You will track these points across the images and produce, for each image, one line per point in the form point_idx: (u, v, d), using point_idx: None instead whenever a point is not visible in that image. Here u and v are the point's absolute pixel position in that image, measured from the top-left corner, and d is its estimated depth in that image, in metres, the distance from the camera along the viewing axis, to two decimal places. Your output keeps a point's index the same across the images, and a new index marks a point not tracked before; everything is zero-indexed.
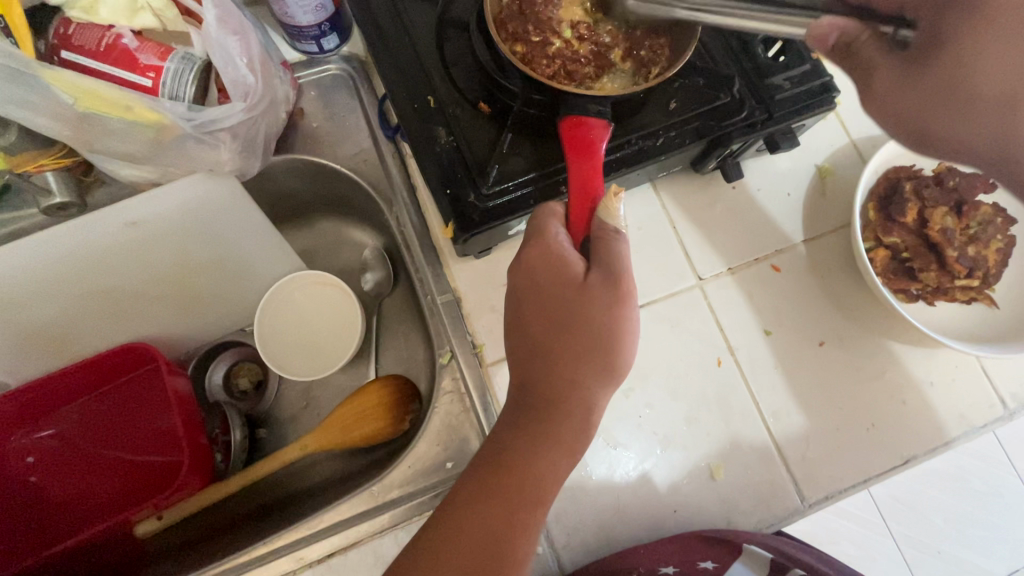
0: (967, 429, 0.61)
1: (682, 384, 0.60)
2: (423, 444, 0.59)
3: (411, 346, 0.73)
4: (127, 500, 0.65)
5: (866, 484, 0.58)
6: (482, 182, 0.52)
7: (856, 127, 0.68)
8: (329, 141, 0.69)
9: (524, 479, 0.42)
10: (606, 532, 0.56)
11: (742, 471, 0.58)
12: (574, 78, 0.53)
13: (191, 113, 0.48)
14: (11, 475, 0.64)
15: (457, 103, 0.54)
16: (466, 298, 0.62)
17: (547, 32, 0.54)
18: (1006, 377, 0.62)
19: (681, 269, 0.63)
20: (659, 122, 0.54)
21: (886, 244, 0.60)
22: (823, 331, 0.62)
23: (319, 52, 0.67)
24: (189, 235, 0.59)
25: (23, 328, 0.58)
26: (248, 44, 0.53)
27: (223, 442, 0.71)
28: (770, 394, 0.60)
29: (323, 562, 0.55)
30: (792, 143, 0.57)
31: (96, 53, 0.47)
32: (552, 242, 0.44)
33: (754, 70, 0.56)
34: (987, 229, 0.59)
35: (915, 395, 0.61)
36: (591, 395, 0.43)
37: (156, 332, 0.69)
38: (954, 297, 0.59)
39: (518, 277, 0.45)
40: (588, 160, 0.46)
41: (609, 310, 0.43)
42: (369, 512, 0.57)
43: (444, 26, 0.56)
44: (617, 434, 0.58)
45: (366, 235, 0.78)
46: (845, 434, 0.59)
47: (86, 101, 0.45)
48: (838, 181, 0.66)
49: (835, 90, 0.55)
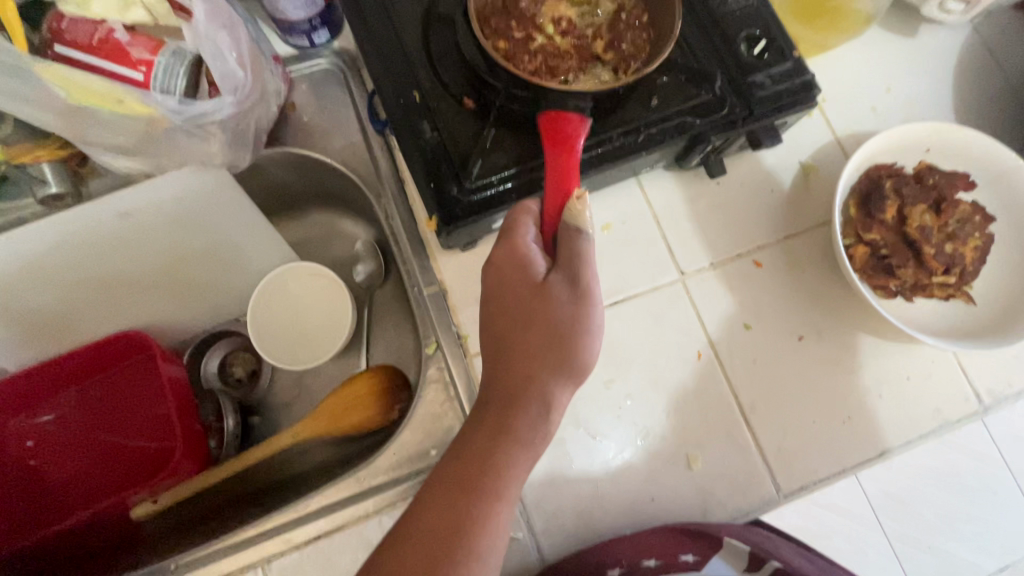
0: (943, 423, 0.62)
1: (662, 376, 0.61)
2: (407, 432, 0.60)
3: (400, 337, 0.75)
4: (122, 485, 0.67)
5: (841, 475, 0.60)
6: (464, 176, 0.53)
7: (841, 123, 0.68)
8: (320, 134, 0.70)
9: (495, 467, 0.43)
10: (586, 520, 0.57)
11: (719, 461, 0.59)
12: (555, 74, 0.54)
13: (182, 106, 0.50)
14: (13, 457, 0.66)
15: (441, 97, 0.55)
16: (452, 290, 0.64)
17: (530, 28, 0.55)
18: (981, 373, 0.63)
19: (665, 263, 0.64)
20: (641, 117, 0.55)
21: (866, 241, 0.61)
22: (802, 325, 0.63)
23: (310, 46, 0.68)
24: (181, 226, 0.60)
25: (20, 314, 0.60)
26: (237, 39, 0.54)
27: (217, 428, 0.73)
28: (750, 387, 0.61)
29: (310, 543, 0.57)
30: (775, 140, 0.58)
31: (89, 47, 0.48)
32: (519, 241, 0.46)
33: (736, 67, 0.56)
34: (965, 226, 0.61)
35: (892, 389, 0.62)
36: (556, 390, 0.45)
37: (151, 320, 0.71)
38: (932, 294, 0.60)
39: (488, 276, 0.47)
40: (565, 155, 0.47)
41: (573, 308, 0.45)
42: (354, 496, 0.58)
43: (431, 22, 0.57)
44: (598, 424, 0.59)
45: (357, 228, 0.79)
46: (821, 427, 0.60)
47: (79, 95, 0.47)
48: (821, 177, 0.67)
49: (816, 88, 0.56)
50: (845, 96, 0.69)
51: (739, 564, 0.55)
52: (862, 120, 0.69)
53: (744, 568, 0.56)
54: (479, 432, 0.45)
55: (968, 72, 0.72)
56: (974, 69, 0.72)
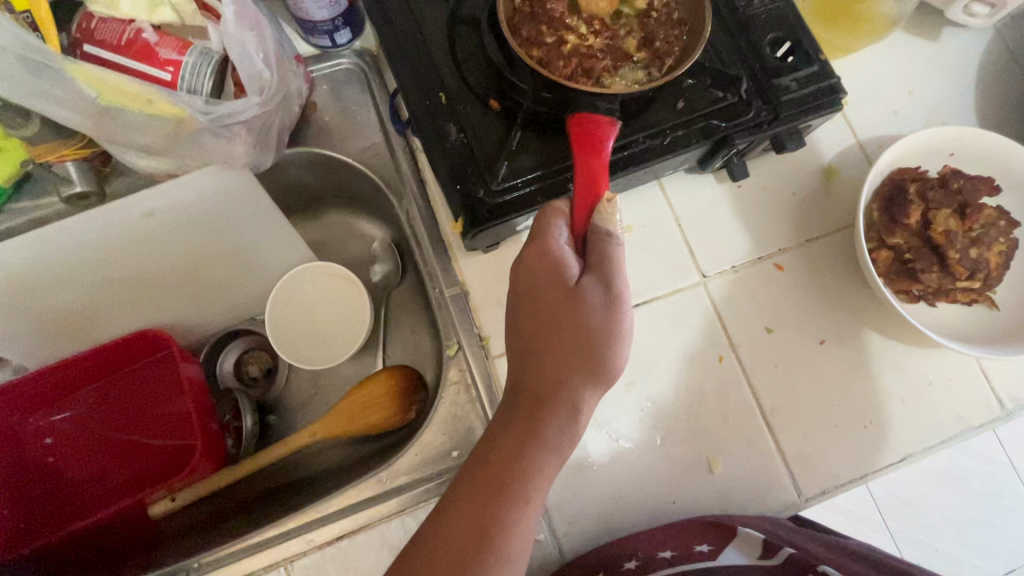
0: (965, 429, 0.61)
1: (683, 379, 0.61)
2: (429, 432, 0.61)
3: (418, 338, 0.75)
4: (142, 482, 0.67)
5: (863, 480, 0.60)
6: (491, 178, 0.53)
7: (862, 127, 0.68)
8: (340, 135, 0.70)
9: (524, 471, 0.43)
10: (607, 522, 0.57)
11: (741, 465, 0.59)
12: (591, 75, 0.53)
13: (208, 106, 0.50)
14: (31, 455, 0.66)
15: (467, 100, 0.55)
16: (473, 291, 0.63)
17: (560, 30, 0.54)
18: (1003, 379, 0.63)
19: (686, 266, 0.64)
20: (667, 120, 0.55)
21: (889, 245, 0.61)
22: (824, 329, 0.63)
23: (331, 46, 0.68)
24: (205, 226, 0.60)
25: (45, 312, 0.60)
26: (263, 39, 0.54)
27: (234, 427, 0.73)
28: (771, 390, 0.61)
29: (332, 544, 0.57)
30: (798, 143, 0.57)
31: (117, 47, 0.48)
32: (551, 243, 0.46)
33: (762, 70, 0.56)
34: (990, 231, 0.60)
35: (914, 394, 0.62)
36: (585, 394, 0.45)
37: (171, 319, 0.71)
38: (956, 298, 0.60)
39: (518, 276, 0.47)
40: (595, 157, 0.47)
41: (603, 312, 0.45)
42: (375, 497, 0.58)
43: (456, 24, 0.57)
44: (618, 426, 0.59)
45: (375, 228, 0.79)
46: (843, 431, 0.60)
47: (108, 95, 0.46)
48: (843, 182, 0.67)
49: (842, 92, 0.56)
50: (867, 100, 0.69)
51: (753, 552, 0.52)
52: (884, 124, 0.68)
53: (759, 556, 0.52)
54: (508, 435, 0.44)
55: (991, 76, 0.71)
56: (997, 73, 0.71)
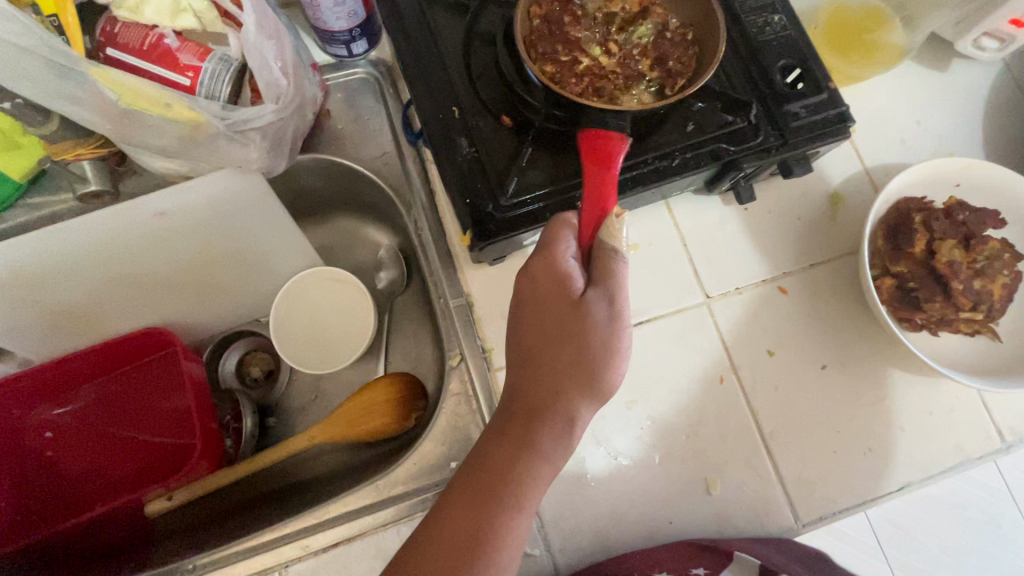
0: (964, 459, 0.61)
1: (684, 399, 0.61)
2: (429, 442, 0.61)
3: (421, 345, 0.75)
4: (138, 480, 0.67)
5: (860, 507, 0.59)
6: (500, 194, 0.54)
7: (869, 154, 0.69)
8: (352, 143, 0.71)
9: (518, 482, 0.43)
10: (603, 538, 0.57)
11: (739, 487, 0.59)
12: (602, 95, 0.54)
13: (225, 112, 0.51)
14: (30, 448, 0.67)
15: (480, 114, 0.56)
16: (478, 303, 0.64)
17: (575, 51, 0.55)
18: (1005, 411, 0.63)
19: (690, 286, 0.64)
20: (676, 142, 0.55)
21: (893, 273, 0.61)
22: (825, 354, 0.63)
23: (347, 55, 0.69)
24: (215, 229, 0.61)
25: (53, 306, 0.60)
26: (282, 48, 0.55)
27: (234, 428, 0.73)
28: (772, 414, 0.61)
29: (327, 551, 0.57)
30: (806, 169, 0.58)
31: (140, 51, 0.50)
32: (558, 256, 0.46)
33: (772, 96, 0.57)
34: (993, 264, 0.60)
35: (914, 423, 0.62)
36: (581, 408, 0.45)
37: (177, 318, 0.71)
38: (958, 329, 0.60)
39: (523, 286, 0.47)
40: (604, 171, 0.47)
41: (605, 328, 0.45)
42: (372, 505, 0.59)
43: (472, 38, 0.58)
44: (617, 443, 0.59)
45: (382, 235, 0.80)
46: (842, 456, 0.60)
47: (128, 98, 0.47)
48: (849, 208, 0.67)
49: (851, 121, 0.56)
50: (875, 127, 0.70)
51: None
52: (891, 151, 0.69)
53: None
54: (503, 448, 0.44)
55: (999, 108, 0.72)
56: (1004, 105, 0.72)
